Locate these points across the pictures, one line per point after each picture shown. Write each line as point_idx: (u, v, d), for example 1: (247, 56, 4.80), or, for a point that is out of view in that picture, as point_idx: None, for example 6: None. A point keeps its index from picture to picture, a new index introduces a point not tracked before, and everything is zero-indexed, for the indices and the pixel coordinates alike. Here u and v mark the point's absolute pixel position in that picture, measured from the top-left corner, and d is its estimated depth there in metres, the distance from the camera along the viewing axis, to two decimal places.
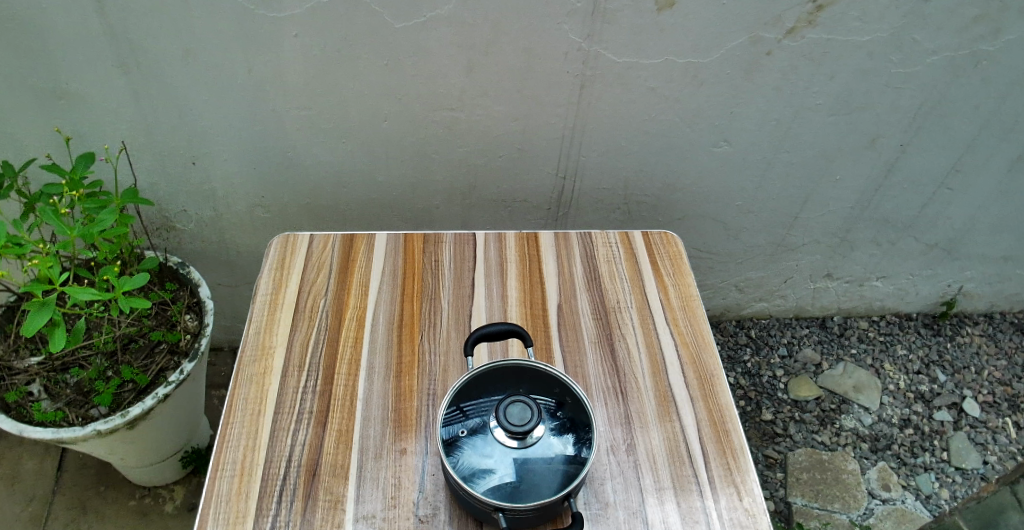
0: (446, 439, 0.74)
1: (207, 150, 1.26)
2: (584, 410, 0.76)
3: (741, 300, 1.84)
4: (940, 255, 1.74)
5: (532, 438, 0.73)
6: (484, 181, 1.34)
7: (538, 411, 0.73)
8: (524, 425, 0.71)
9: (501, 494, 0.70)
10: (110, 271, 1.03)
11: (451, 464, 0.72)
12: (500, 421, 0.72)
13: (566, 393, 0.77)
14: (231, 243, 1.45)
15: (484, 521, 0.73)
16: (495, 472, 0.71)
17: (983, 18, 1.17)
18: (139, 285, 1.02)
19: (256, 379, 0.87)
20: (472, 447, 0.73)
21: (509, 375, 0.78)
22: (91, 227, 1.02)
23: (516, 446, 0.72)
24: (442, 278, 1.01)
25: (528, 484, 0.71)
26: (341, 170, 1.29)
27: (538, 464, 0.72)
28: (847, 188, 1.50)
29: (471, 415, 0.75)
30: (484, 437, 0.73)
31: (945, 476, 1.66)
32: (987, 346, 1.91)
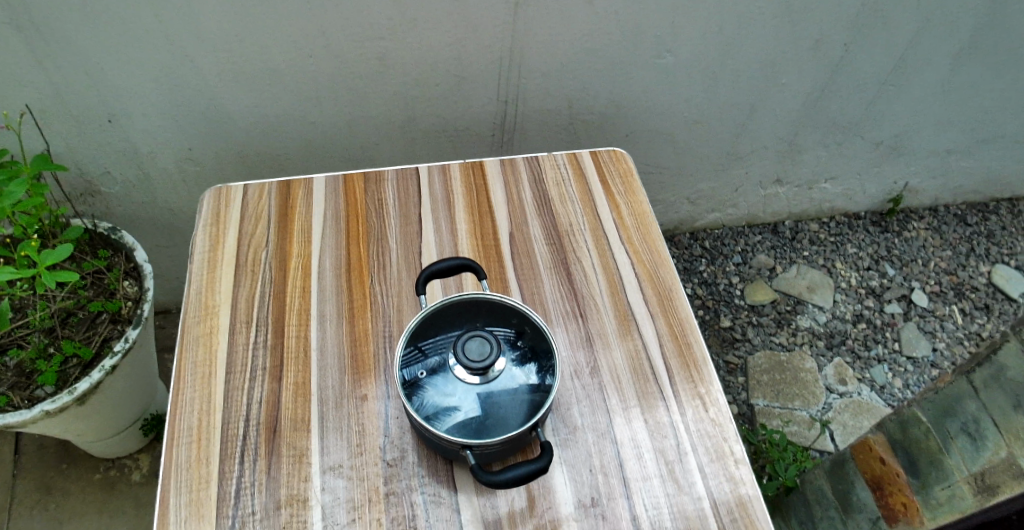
0: (406, 382, 0.72)
1: (122, 107, 1.16)
2: (543, 338, 0.75)
3: (694, 212, 1.85)
4: (885, 153, 1.77)
5: (494, 373, 0.71)
6: (424, 113, 1.28)
7: (497, 344, 0.71)
8: (484, 360, 0.70)
9: (467, 431, 0.69)
10: (29, 247, 0.94)
11: (414, 406, 0.71)
12: (459, 358, 0.70)
13: (524, 323, 0.76)
14: (164, 203, 1.37)
15: (453, 460, 0.73)
16: (459, 409, 0.70)
17: None
18: (65, 258, 0.93)
19: (203, 340, 0.83)
20: (433, 387, 0.71)
21: (465, 310, 0.76)
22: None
23: (478, 381, 0.71)
24: (388, 217, 0.97)
25: (493, 418, 0.70)
26: (271, 116, 1.22)
27: (502, 397, 0.71)
28: (794, 92, 1.48)
29: (430, 354, 0.73)
30: (445, 375, 0.71)
31: (898, 366, 1.74)
32: (933, 239, 1.97)
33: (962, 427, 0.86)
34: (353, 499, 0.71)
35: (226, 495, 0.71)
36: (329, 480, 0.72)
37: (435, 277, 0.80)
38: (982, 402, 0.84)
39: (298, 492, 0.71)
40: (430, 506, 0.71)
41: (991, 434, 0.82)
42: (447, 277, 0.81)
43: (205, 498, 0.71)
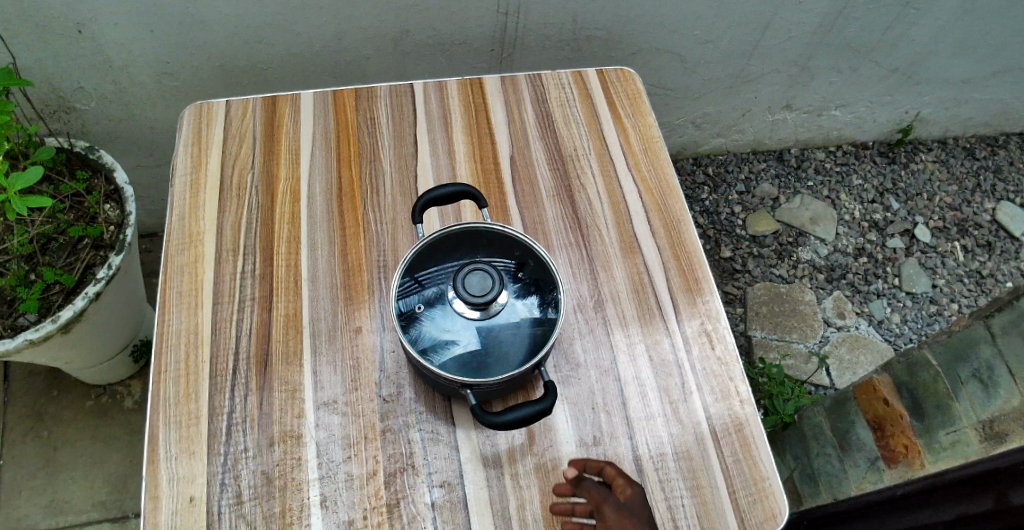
0: (403, 315, 0.68)
1: (88, 15, 1.06)
2: (547, 272, 0.71)
3: (699, 137, 1.78)
4: (900, 80, 1.68)
5: (495, 308, 0.67)
6: (417, 24, 1.18)
7: (499, 278, 0.67)
8: (485, 295, 0.65)
9: (466, 368, 0.66)
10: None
11: (411, 340, 0.67)
12: (459, 292, 0.66)
13: (527, 256, 0.71)
14: (141, 120, 1.29)
15: (452, 396, 0.70)
16: (457, 346, 0.67)
17: None
18: (35, 182, 0.86)
19: (188, 269, 0.78)
20: (432, 320, 0.67)
21: (465, 241, 0.71)
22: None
23: (479, 317, 0.67)
24: (381, 137, 0.91)
25: (493, 356, 0.67)
26: (249, 25, 1.12)
27: (504, 332, 0.67)
28: (812, 11, 1.38)
29: (428, 286, 0.69)
30: (444, 309, 0.68)
31: (897, 301, 1.73)
32: (940, 173, 1.92)
33: (974, 373, 0.86)
34: (348, 436, 0.69)
35: (217, 431, 0.68)
36: (324, 416, 0.69)
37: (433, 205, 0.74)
38: (999, 349, 0.83)
39: (292, 428, 0.69)
40: (428, 444, 0.69)
41: (1004, 381, 0.81)
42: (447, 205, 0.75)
43: (196, 435, 0.68)
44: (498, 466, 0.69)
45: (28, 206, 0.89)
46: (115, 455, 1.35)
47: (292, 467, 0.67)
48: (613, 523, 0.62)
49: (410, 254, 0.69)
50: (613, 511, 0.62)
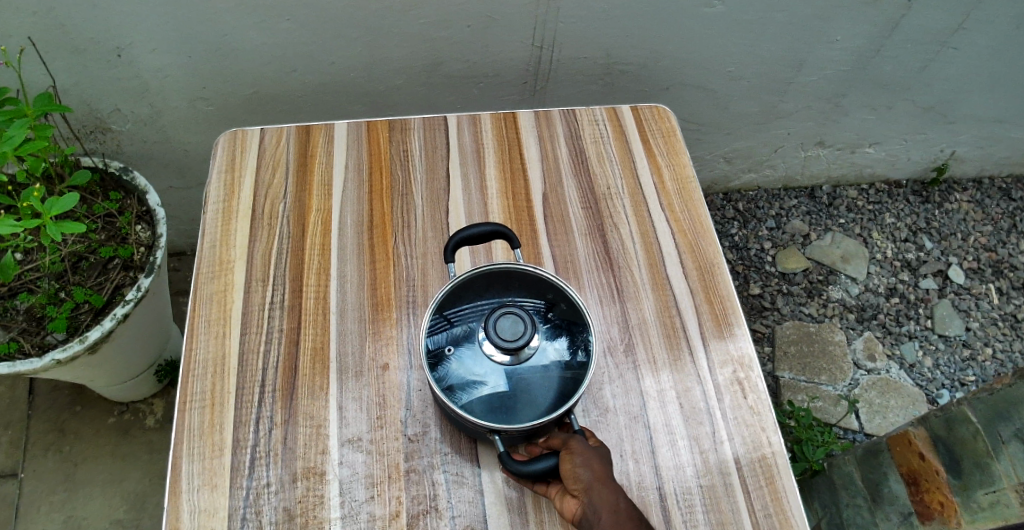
0: (430, 353, 0.67)
1: (130, 41, 1.08)
2: (578, 318, 0.69)
3: (728, 172, 1.76)
4: (936, 118, 1.65)
5: (525, 353, 0.66)
6: (451, 55, 1.19)
7: (531, 323, 0.65)
8: (517, 341, 0.64)
9: (492, 411, 0.65)
10: (31, 194, 0.86)
11: (438, 380, 0.66)
12: (490, 335, 0.65)
13: (559, 299, 0.70)
14: (175, 142, 1.31)
15: (478, 439, 0.69)
16: (484, 389, 0.66)
17: None
18: (70, 208, 0.86)
19: (217, 298, 0.78)
20: (459, 360, 0.66)
21: (498, 281, 0.70)
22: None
23: (508, 361, 0.66)
24: (414, 170, 0.91)
25: (521, 402, 0.65)
26: (286, 53, 1.13)
27: (532, 377, 0.66)
28: (847, 49, 1.37)
29: (457, 323, 0.68)
30: (472, 349, 0.67)
31: (929, 343, 1.68)
32: (974, 213, 1.88)
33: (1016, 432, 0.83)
34: (372, 475, 0.68)
35: (240, 465, 0.68)
36: (348, 453, 0.69)
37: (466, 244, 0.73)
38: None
39: (316, 465, 0.68)
40: (452, 486, 0.67)
41: None
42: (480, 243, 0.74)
43: (219, 468, 0.68)
44: (522, 511, 0.67)
45: (62, 231, 0.89)
46: (134, 473, 1.35)
47: (314, 505, 0.66)
48: (576, 451, 0.61)
49: (441, 293, 0.68)
50: (581, 443, 0.61)
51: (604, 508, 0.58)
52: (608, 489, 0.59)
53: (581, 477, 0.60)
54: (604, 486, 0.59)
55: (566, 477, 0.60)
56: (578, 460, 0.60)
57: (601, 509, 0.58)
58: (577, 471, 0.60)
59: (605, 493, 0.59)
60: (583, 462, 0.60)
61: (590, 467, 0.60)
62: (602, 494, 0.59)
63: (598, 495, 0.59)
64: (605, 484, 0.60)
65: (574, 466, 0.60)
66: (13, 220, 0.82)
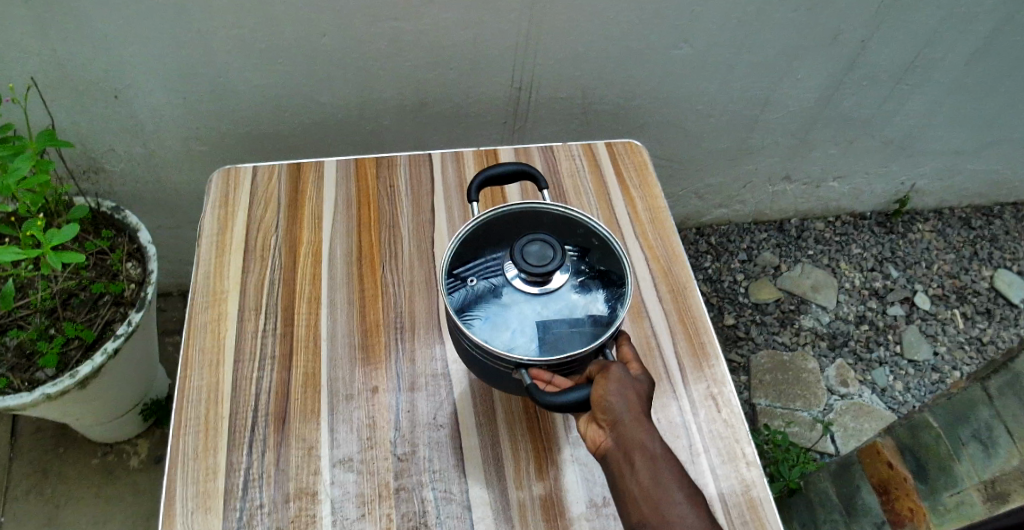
0: (452, 293, 0.66)
1: (129, 83, 1.13)
2: (611, 252, 0.69)
3: (701, 208, 1.84)
4: (896, 152, 1.75)
5: (554, 283, 0.66)
6: (436, 98, 1.26)
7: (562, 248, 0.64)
8: (545, 267, 0.63)
9: (523, 346, 0.63)
10: (33, 225, 0.88)
11: (463, 314, 0.65)
12: (518, 264, 0.63)
13: (589, 237, 0.70)
14: (167, 183, 1.35)
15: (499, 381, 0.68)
16: (514, 324, 0.64)
17: None
18: (71, 237, 0.88)
19: (211, 326, 0.81)
20: (485, 295, 0.65)
21: (525, 221, 0.70)
22: (4, 177, 0.87)
23: (537, 293, 0.65)
24: (401, 205, 0.95)
25: (555, 335, 0.64)
26: (280, 95, 1.19)
27: (562, 311, 0.65)
28: (810, 86, 1.46)
29: (482, 260, 0.67)
30: (500, 285, 0.66)
31: (899, 369, 1.74)
32: (937, 242, 1.97)
33: (973, 433, 0.89)
34: (363, 494, 0.70)
35: (233, 487, 0.70)
36: (339, 473, 0.71)
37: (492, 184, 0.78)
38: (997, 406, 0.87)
39: (307, 485, 0.70)
40: (441, 503, 0.70)
41: (1003, 440, 0.84)
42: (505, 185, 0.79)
43: (212, 491, 0.69)
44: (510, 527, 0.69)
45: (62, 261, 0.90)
46: (118, 515, 1.34)
47: (306, 524, 0.68)
48: (613, 378, 0.58)
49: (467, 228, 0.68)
50: (619, 371, 0.59)
51: (635, 445, 0.55)
52: (642, 428, 0.56)
53: (614, 408, 0.57)
54: (636, 422, 0.56)
55: (596, 405, 0.57)
56: (613, 389, 0.57)
57: (631, 446, 0.55)
58: (610, 401, 0.57)
59: (636, 429, 0.56)
60: (618, 392, 0.57)
61: (625, 400, 0.57)
62: (634, 429, 0.56)
63: (629, 430, 0.56)
64: (638, 420, 0.57)
65: (608, 395, 0.57)
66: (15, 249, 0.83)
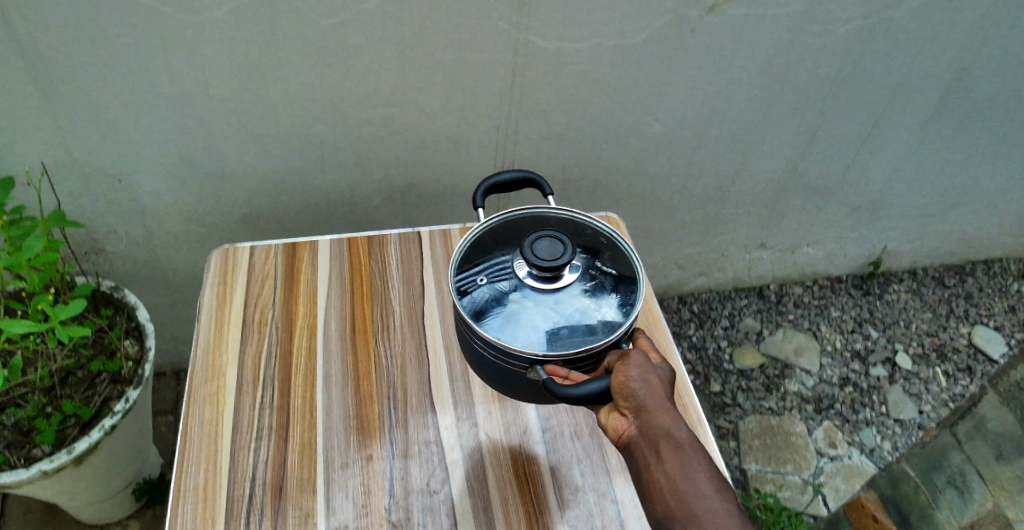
0: (469, 294, 0.73)
1: (134, 168, 1.19)
2: (613, 252, 0.76)
3: (682, 277, 1.91)
4: (864, 216, 1.84)
5: (563, 280, 0.72)
6: (425, 179, 1.34)
7: (568, 243, 0.71)
8: (556, 260, 0.69)
9: (537, 339, 0.69)
10: (44, 299, 0.93)
11: (480, 311, 0.71)
12: (530, 258, 0.69)
13: (591, 237, 0.78)
14: (165, 263, 1.40)
15: (512, 380, 0.73)
16: (528, 318, 0.70)
17: None
18: (78, 313, 0.93)
19: (210, 399, 0.84)
20: (499, 293, 0.72)
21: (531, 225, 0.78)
22: (17, 256, 0.91)
23: (547, 290, 0.72)
24: (392, 279, 1.00)
25: (569, 327, 0.70)
26: (278, 178, 1.26)
27: (571, 303, 0.71)
28: (777, 158, 1.56)
29: (494, 264, 0.74)
30: (513, 283, 0.72)
31: (886, 428, 1.77)
32: (913, 302, 2.04)
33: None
34: None
35: None
36: None
37: (497, 192, 0.88)
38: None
39: None
40: None
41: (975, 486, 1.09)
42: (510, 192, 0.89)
43: None
44: None
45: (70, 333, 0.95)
46: None
47: None
48: (634, 366, 0.64)
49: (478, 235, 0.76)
50: (639, 359, 0.64)
51: (660, 428, 0.60)
52: (664, 413, 0.61)
53: (637, 395, 0.62)
54: (658, 407, 0.62)
55: (619, 393, 0.63)
56: (635, 376, 0.63)
57: (657, 429, 0.61)
58: (633, 386, 0.62)
59: (659, 412, 0.61)
60: (640, 378, 0.63)
61: (647, 386, 0.63)
62: (657, 413, 0.61)
63: (652, 414, 0.61)
64: (660, 404, 0.62)
65: (631, 382, 0.62)
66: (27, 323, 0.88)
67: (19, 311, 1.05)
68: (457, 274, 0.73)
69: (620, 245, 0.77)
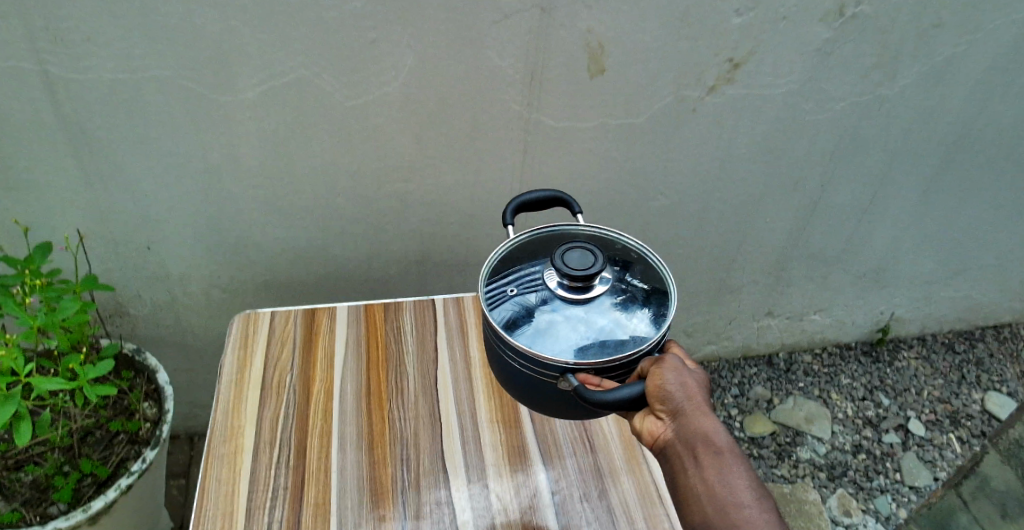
0: (502, 305, 0.76)
1: (164, 235, 1.26)
2: (641, 270, 0.80)
3: (691, 344, 1.92)
4: (870, 283, 1.87)
5: (594, 293, 0.76)
6: (439, 249, 1.39)
7: (599, 255, 0.75)
8: (587, 269, 0.73)
9: (569, 346, 0.71)
10: (75, 358, 0.99)
11: (514, 321, 0.74)
12: (562, 268, 0.73)
13: (620, 256, 0.82)
14: (186, 326, 1.44)
15: (542, 391, 0.75)
16: (560, 327, 0.73)
17: (880, 65, 1.30)
18: (105, 372, 0.98)
19: (228, 459, 0.86)
20: (531, 304, 0.75)
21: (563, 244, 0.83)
22: (53, 315, 0.96)
23: (578, 301, 0.75)
24: (407, 345, 1.04)
25: (600, 337, 0.72)
26: (298, 247, 1.32)
27: (602, 315, 0.74)
28: (780, 227, 1.61)
29: (528, 278, 0.78)
30: (546, 295, 0.76)
31: (901, 496, 1.74)
32: (924, 368, 2.04)
33: None
34: None
35: None
36: None
37: (525, 210, 0.89)
38: (972, 515, 1.21)
39: None
40: None
41: None
42: (538, 211, 0.90)
43: None
44: None
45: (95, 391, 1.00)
46: None
47: None
48: (669, 370, 0.66)
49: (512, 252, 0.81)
50: (674, 363, 0.67)
51: (697, 432, 0.63)
52: (701, 416, 0.64)
53: (674, 399, 0.65)
54: (694, 410, 0.64)
55: (656, 396, 0.65)
56: (671, 380, 0.65)
57: (695, 433, 0.63)
58: (670, 390, 0.65)
59: (695, 415, 0.64)
60: (676, 383, 0.65)
61: (683, 389, 0.65)
62: (693, 417, 0.64)
63: (688, 418, 0.64)
64: (696, 407, 0.65)
65: (667, 386, 0.65)
66: (59, 379, 0.94)
67: (49, 368, 1.09)
68: (492, 286, 0.77)
69: (649, 260, 0.82)
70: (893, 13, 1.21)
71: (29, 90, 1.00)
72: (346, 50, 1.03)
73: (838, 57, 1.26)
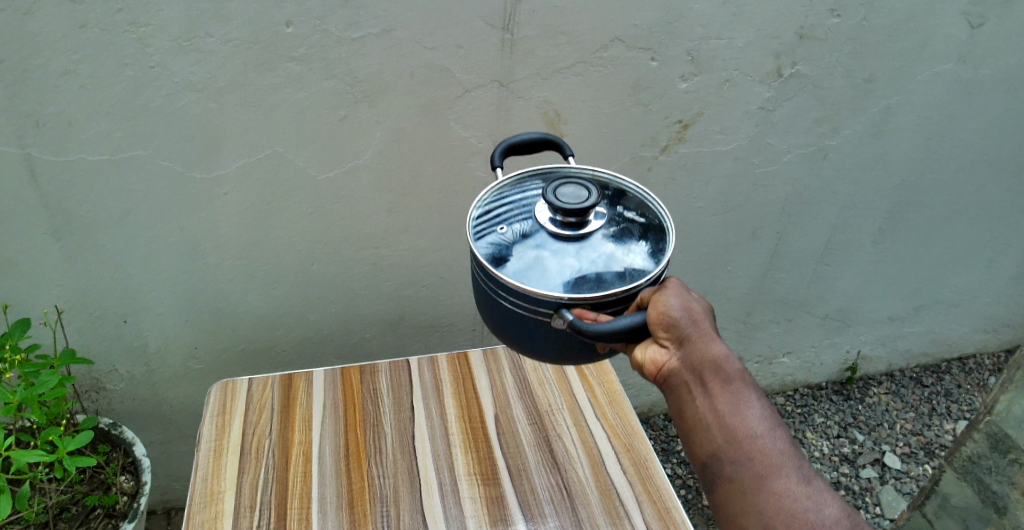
0: (490, 242, 0.70)
1: (143, 307, 1.28)
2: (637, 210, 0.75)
3: None
4: (835, 324, 1.94)
5: (587, 229, 0.70)
6: (415, 311, 1.43)
7: (592, 189, 0.70)
8: (581, 204, 0.67)
9: (562, 281, 0.65)
10: (55, 430, 1.00)
11: (502, 258, 0.68)
12: (554, 202, 0.68)
13: (615, 198, 0.76)
14: (164, 398, 1.44)
15: (533, 338, 0.68)
16: (551, 261, 0.67)
17: (823, 119, 1.40)
18: (85, 443, 1.00)
19: (208, 525, 0.87)
20: (521, 241, 0.69)
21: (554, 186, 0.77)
22: (34, 390, 0.98)
23: (571, 237, 0.69)
24: (383, 406, 1.07)
25: (595, 271, 0.66)
26: (275, 314, 1.35)
27: (596, 251, 0.68)
28: (743, 274, 1.68)
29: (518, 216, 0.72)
30: (536, 232, 0.70)
31: None
32: (894, 403, 2.10)
33: None
34: None
35: None
36: None
37: (516, 152, 0.81)
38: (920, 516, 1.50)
39: None
40: None
41: None
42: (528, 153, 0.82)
43: None
44: None
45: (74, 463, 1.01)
46: None
47: None
48: (671, 296, 0.63)
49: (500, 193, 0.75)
50: (674, 289, 0.64)
51: (704, 358, 0.62)
52: (704, 341, 0.63)
53: (679, 326, 0.62)
54: (699, 336, 0.63)
55: (660, 324, 0.62)
56: (674, 305, 0.62)
57: (702, 360, 0.62)
58: (674, 316, 0.62)
59: (698, 341, 0.63)
60: (679, 307, 0.62)
61: (687, 313, 0.63)
62: (698, 344, 0.63)
63: (693, 344, 0.62)
64: (699, 332, 0.63)
65: (671, 311, 0.62)
66: (39, 452, 0.94)
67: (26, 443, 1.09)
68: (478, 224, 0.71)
69: (645, 199, 0.77)
70: (826, 74, 1.32)
71: (12, 174, 1.04)
72: (321, 126, 1.10)
73: (781, 113, 1.36)
